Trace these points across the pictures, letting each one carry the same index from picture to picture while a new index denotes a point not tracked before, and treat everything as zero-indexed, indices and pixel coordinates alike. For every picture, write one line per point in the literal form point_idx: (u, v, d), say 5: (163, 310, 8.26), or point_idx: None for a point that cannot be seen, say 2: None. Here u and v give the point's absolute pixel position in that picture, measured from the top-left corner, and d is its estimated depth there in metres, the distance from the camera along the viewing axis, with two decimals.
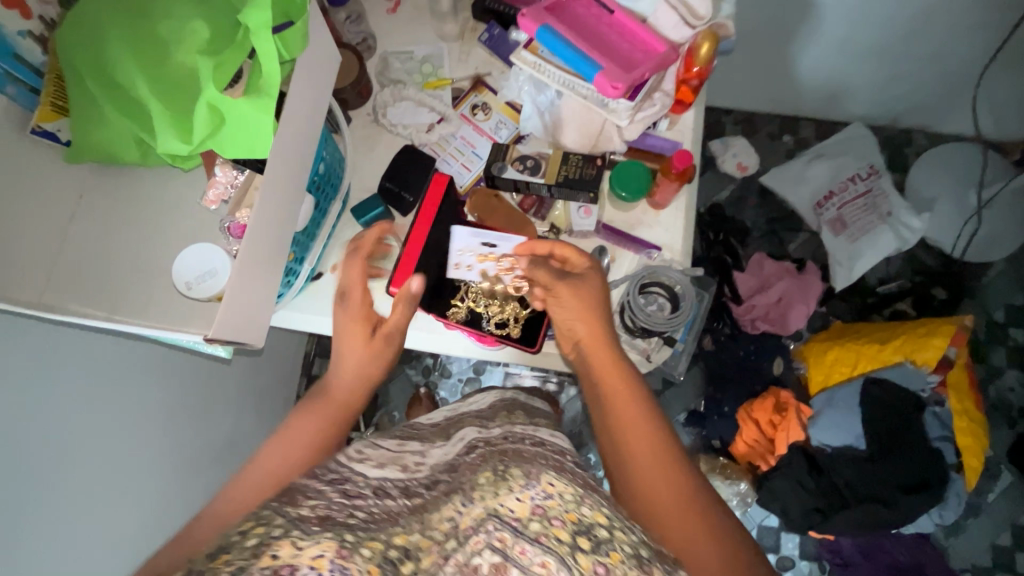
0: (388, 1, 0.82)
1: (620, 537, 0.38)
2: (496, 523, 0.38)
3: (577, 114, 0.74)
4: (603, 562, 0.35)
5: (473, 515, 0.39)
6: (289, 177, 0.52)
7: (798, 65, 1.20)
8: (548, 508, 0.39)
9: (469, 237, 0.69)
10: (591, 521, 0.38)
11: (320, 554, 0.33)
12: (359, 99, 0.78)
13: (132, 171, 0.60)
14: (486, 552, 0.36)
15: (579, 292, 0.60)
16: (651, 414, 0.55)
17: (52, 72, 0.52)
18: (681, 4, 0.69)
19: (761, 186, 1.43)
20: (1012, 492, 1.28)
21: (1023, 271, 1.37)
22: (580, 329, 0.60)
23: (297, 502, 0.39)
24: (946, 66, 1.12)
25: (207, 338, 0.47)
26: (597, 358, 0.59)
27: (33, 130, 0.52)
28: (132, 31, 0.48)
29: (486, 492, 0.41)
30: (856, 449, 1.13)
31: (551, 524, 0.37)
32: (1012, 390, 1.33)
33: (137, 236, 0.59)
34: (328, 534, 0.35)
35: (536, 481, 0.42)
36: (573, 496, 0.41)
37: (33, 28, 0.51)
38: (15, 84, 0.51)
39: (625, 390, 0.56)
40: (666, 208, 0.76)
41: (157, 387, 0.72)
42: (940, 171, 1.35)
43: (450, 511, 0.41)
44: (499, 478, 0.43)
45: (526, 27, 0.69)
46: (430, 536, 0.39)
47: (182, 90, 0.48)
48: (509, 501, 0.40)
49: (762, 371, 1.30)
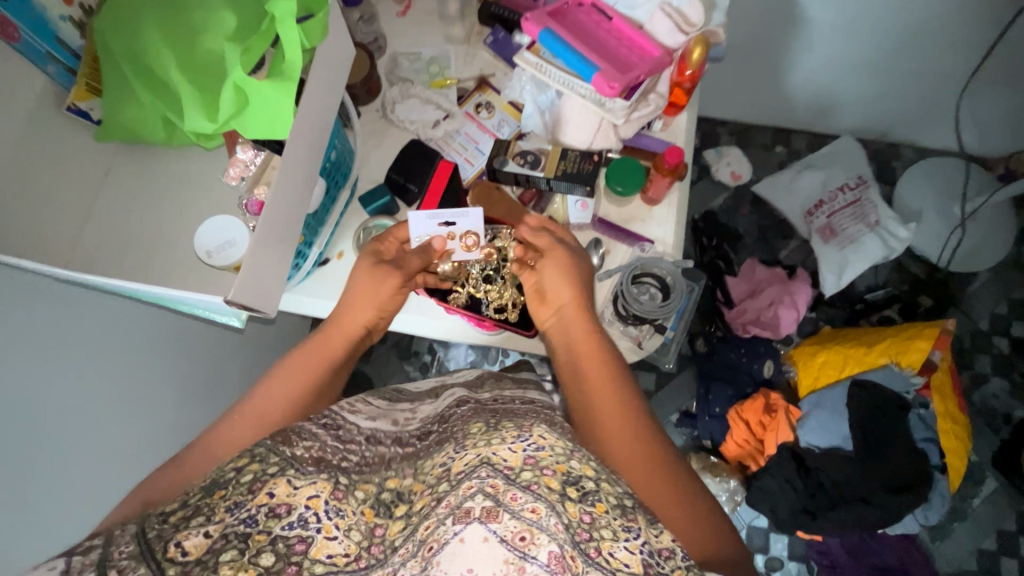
0: (399, 5, 0.87)
1: (607, 488, 0.44)
2: (488, 470, 0.43)
3: (576, 112, 0.78)
4: (589, 511, 0.42)
5: (465, 460, 0.46)
6: (308, 156, 0.56)
7: (788, 79, 1.25)
8: (539, 459, 0.44)
9: (425, 220, 0.70)
10: (580, 473, 0.44)
11: (314, 495, 0.43)
12: (369, 96, 0.82)
13: (152, 154, 0.65)
14: (479, 497, 0.41)
15: (568, 271, 0.67)
16: (628, 384, 0.62)
17: (88, 55, 0.58)
18: (676, 13, 0.75)
19: (754, 195, 1.47)
20: (996, 497, 1.30)
21: (1006, 281, 1.41)
22: (566, 304, 0.66)
23: (291, 440, 0.47)
24: (929, 82, 1.17)
25: (228, 302, 0.51)
26: (578, 332, 0.65)
27: (69, 108, 0.58)
28: (169, 19, 0.54)
29: (479, 441, 0.47)
30: (842, 450, 1.15)
31: (542, 474, 0.43)
32: (996, 397, 1.36)
33: (151, 213, 0.63)
34: (323, 475, 0.45)
35: (528, 433, 0.47)
36: (564, 449, 0.46)
37: (73, 13, 0.56)
38: (55, 64, 0.57)
39: (602, 364, 0.63)
40: (659, 204, 0.80)
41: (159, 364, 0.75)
42: (926, 184, 1.40)
43: (441, 454, 0.49)
44: (492, 429, 0.49)
45: (529, 30, 0.74)
46: (419, 480, 0.48)
47: (211, 72, 0.55)
48: (502, 451, 0.45)
49: (753, 373, 1.32)
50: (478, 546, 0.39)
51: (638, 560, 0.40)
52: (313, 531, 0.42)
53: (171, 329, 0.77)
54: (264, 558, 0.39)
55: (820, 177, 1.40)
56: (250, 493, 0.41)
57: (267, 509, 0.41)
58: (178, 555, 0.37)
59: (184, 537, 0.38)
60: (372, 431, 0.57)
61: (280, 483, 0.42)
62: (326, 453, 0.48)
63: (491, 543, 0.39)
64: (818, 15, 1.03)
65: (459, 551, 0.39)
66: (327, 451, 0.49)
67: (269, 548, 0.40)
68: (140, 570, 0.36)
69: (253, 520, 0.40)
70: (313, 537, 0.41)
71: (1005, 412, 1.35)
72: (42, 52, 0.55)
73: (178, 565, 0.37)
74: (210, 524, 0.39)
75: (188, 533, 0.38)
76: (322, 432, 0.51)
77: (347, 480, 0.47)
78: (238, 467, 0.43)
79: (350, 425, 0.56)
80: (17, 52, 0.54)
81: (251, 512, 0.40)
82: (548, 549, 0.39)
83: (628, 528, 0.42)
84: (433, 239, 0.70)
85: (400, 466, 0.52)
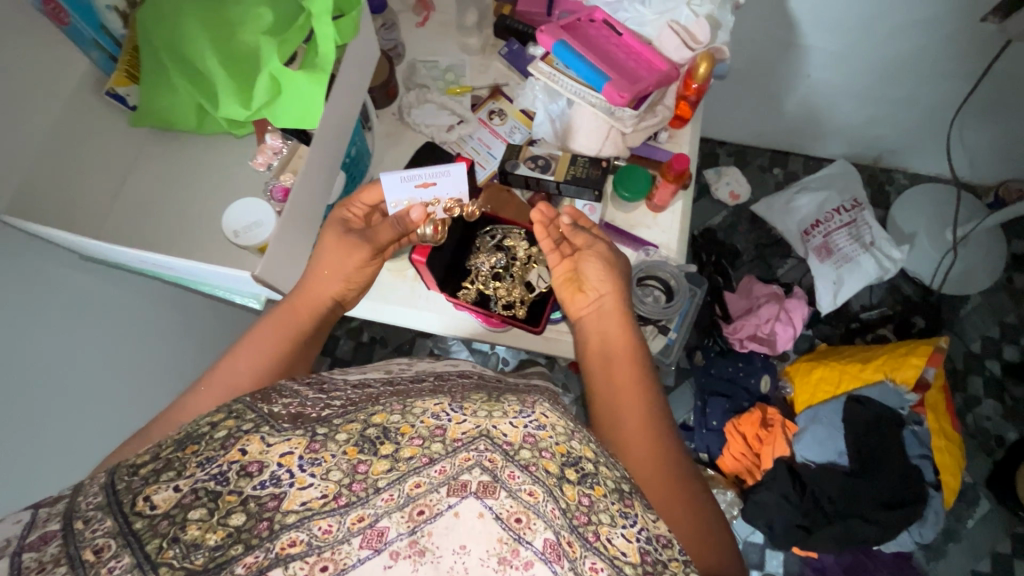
0: (418, 16, 0.91)
1: (605, 472, 0.44)
2: (486, 444, 0.41)
3: (586, 120, 0.81)
4: (587, 493, 0.42)
5: (462, 427, 0.42)
6: (333, 149, 0.63)
7: (784, 104, 1.30)
8: (539, 439, 0.43)
9: (400, 182, 0.61)
10: (579, 454, 0.44)
11: (288, 452, 0.39)
12: (386, 100, 0.85)
13: (184, 142, 0.74)
14: (476, 471, 0.39)
15: (609, 257, 0.68)
16: (657, 385, 0.63)
17: (129, 44, 0.66)
18: (683, 31, 0.79)
19: (751, 214, 1.51)
20: (989, 519, 1.31)
21: (996, 306, 1.44)
22: (604, 291, 0.67)
23: (270, 398, 0.46)
24: (920, 110, 1.21)
25: (255, 278, 0.58)
26: (610, 323, 0.66)
27: (108, 92, 0.66)
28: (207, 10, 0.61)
29: (479, 410, 0.45)
30: (838, 465, 1.16)
31: (541, 455, 0.42)
32: (989, 420, 1.37)
33: (183, 197, 0.72)
34: (299, 431, 0.41)
35: (531, 410, 0.47)
36: (565, 429, 0.46)
37: (117, 4, 0.65)
38: (99, 51, 0.66)
39: (635, 359, 0.63)
40: (664, 211, 0.83)
41: (122, 332, 0.80)
42: (918, 208, 1.44)
43: (432, 405, 0.46)
44: (494, 401, 0.48)
45: (544, 42, 0.78)
46: (409, 422, 0.43)
47: (247, 62, 0.62)
48: (503, 426, 0.43)
49: (750, 388, 1.30)
50: (472, 522, 0.37)
51: (635, 548, 0.40)
52: (286, 486, 0.37)
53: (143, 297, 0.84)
54: (235, 518, 0.35)
55: (816, 199, 1.43)
56: (223, 449, 0.38)
57: (239, 466, 0.37)
58: (146, 508, 0.34)
59: (154, 492, 0.35)
60: (362, 379, 0.57)
61: (253, 440, 0.39)
62: (305, 409, 0.45)
63: (486, 520, 0.37)
64: (812, 42, 1.08)
65: (453, 525, 0.37)
66: (307, 405, 0.46)
67: (240, 509, 0.35)
68: (106, 524, 0.33)
69: (224, 477, 0.36)
70: (286, 492, 0.36)
71: (997, 435, 1.36)
72: (88, 38, 0.64)
73: (145, 518, 0.34)
74: (180, 478, 0.36)
75: (158, 488, 0.35)
76: (304, 388, 0.50)
77: (326, 429, 0.42)
78: (212, 423, 0.40)
79: (340, 381, 0.55)
80: (65, 37, 0.63)
81: (221, 468, 0.37)
82: (544, 536, 0.37)
83: (625, 514, 0.42)
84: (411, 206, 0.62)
85: (388, 402, 0.47)
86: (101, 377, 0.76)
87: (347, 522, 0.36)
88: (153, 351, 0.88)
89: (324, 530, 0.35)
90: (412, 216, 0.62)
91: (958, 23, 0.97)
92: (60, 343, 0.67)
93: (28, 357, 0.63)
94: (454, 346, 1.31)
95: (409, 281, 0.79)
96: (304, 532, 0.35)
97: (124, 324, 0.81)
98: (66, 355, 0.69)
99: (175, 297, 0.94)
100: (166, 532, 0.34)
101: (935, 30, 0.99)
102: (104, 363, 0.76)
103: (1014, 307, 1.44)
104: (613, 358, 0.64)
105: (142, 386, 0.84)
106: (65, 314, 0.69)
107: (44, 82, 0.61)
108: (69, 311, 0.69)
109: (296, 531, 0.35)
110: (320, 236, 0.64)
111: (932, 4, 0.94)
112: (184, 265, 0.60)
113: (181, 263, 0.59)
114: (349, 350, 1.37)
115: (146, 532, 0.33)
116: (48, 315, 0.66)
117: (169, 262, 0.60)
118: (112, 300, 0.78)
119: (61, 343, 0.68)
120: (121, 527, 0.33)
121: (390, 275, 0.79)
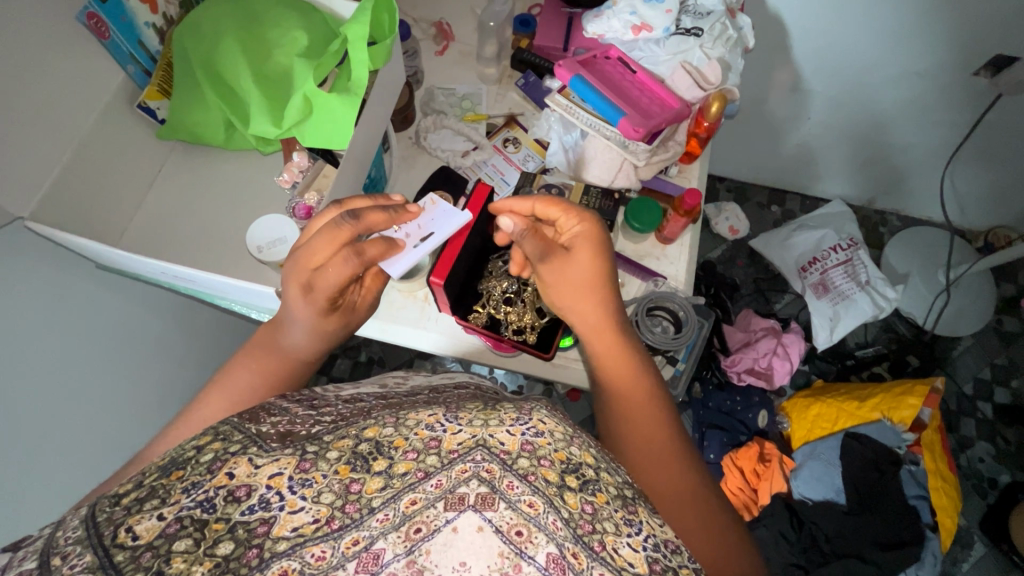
0: (438, 45, 0.93)
1: (607, 478, 0.40)
2: (483, 453, 0.37)
3: (599, 153, 0.84)
4: (590, 501, 0.37)
5: (458, 437, 0.38)
6: (358, 169, 0.66)
7: (782, 144, 1.34)
8: (538, 447, 0.38)
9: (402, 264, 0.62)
10: (579, 461, 0.39)
11: (278, 473, 0.35)
12: (404, 124, 0.88)
13: (211, 162, 0.79)
14: (473, 483, 0.35)
15: (563, 274, 0.62)
16: (659, 401, 0.62)
17: (164, 60, 0.71)
18: (695, 71, 0.82)
19: (750, 248, 1.54)
20: (984, 562, 1.30)
21: (986, 348, 1.46)
22: (574, 315, 0.64)
23: (259, 418, 0.42)
24: (915, 154, 1.25)
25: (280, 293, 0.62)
26: (595, 344, 0.64)
27: (140, 105, 0.71)
28: (246, 35, 0.69)
29: (476, 418, 0.40)
30: (835, 503, 1.14)
31: (540, 464, 0.37)
32: (982, 461, 1.38)
33: (207, 211, 0.76)
34: (288, 450, 0.38)
35: (527, 415, 0.41)
36: (564, 434, 0.40)
37: (155, 21, 0.70)
38: (135, 65, 0.70)
39: (629, 377, 0.62)
40: (672, 244, 0.85)
41: (120, 348, 0.78)
42: (911, 250, 1.48)
43: (427, 415, 0.41)
44: (491, 408, 0.43)
45: (562, 75, 0.81)
46: (403, 434, 0.39)
47: (280, 82, 0.69)
48: (500, 434, 0.38)
49: (747, 422, 1.29)
50: (471, 536, 0.33)
51: (642, 558, 0.36)
52: (276, 510, 0.34)
53: (137, 311, 0.82)
54: (222, 548, 0.32)
55: (813, 236, 1.44)
56: (209, 473, 0.35)
57: (225, 491, 0.34)
58: (128, 539, 0.31)
59: (135, 521, 0.32)
60: (355, 395, 0.55)
61: (241, 462, 0.36)
62: (295, 427, 0.42)
63: (486, 534, 0.33)
64: (812, 86, 1.12)
65: (452, 541, 0.33)
66: (297, 423, 0.43)
67: (228, 537, 0.32)
68: (85, 559, 0.30)
69: (211, 504, 0.33)
70: (276, 516, 0.33)
71: (990, 477, 1.36)
72: (125, 53, 0.68)
73: (127, 550, 0.31)
74: (164, 506, 0.33)
75: (141, 517, 0.33)
76: (294, 406, 0.47)
77: (317, 446, 0.38)
78: (199, 446, 0.37)
79: (331, 397, 0.53)
80: (104, 49, 0.66)
81: (208, 494, 0.34)
82: (546, 550, 0.33)
83: (630, 521, 0.38)
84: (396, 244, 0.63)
85: (381, 415, 0.43)
86: (97, 388, 0.74)
87: (341, 546, 0.32)
88: (152, 363, 0.87)
89: (316, 557, 0.32)
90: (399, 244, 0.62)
91: (952, 76, 1.00)
92: (57, 351, 0.66)
93: (25, 366, 0.61)
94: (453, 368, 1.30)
95: (419, 303, 0.79)
96: (296, 560, 0.32)
97: (126, 335, 0.80)
98: (65, 363, 0.68)
99: (179, 309, 0.93)
100: (150, 565, 0.31)
101: (930, 81, 1.03)
102: (102, 374, 0.75)
103: (1005, 350, 1.46)
104: (609, 380, 0.63)
105: (132, 400, 0.82)
106: (67, 324, 0.68)
107: (69, 95, 0.62)
108: (71, 320, 0.68)
109: (287, 559, 0.31)
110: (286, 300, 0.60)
111: (928, 57, 0.98)
112: (215, 281, 0.62)
113: (211, 279, 0.61)
114: (347, 369, 1.35)
115: (128, 564, 0.30)
116: (49, 322, 0.65)
117: (189, 274, 0.61)
118: (115, 308, 0.77)
119: (63, 351, 0.67)
120: (102, 562, 0.30)
121: (400, 296, 0.80)
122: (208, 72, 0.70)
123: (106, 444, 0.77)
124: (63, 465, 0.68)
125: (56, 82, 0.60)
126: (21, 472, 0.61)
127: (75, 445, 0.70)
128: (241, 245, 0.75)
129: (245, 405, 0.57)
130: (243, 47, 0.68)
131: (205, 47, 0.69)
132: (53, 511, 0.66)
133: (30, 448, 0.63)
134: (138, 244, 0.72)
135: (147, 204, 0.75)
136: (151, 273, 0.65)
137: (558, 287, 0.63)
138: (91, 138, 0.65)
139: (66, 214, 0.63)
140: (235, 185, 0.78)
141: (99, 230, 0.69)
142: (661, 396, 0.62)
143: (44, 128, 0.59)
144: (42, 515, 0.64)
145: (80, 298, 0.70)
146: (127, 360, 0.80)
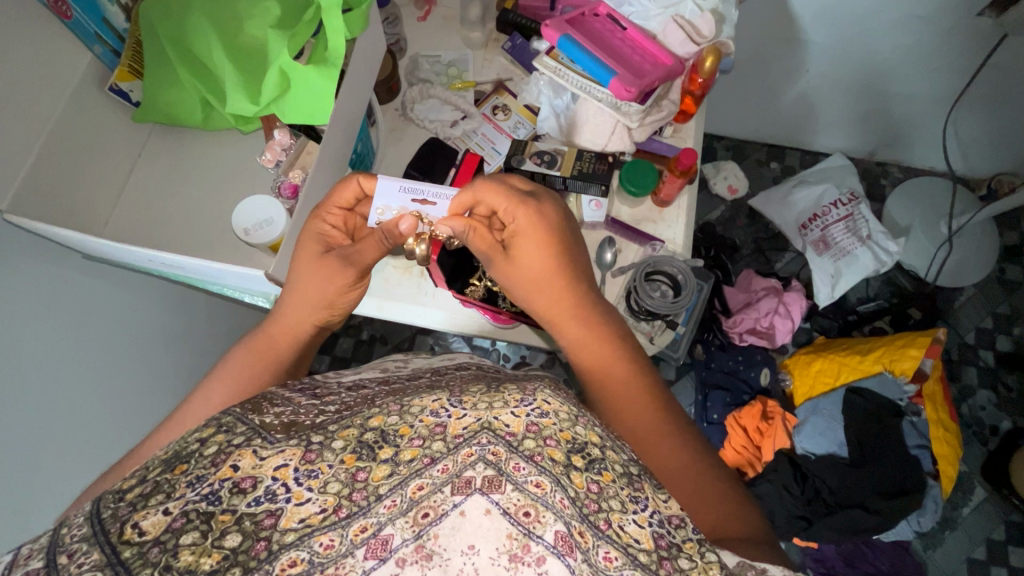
0: (419, 10, 0.90)
1: (612, 456, 0.40)
2: (489, 437, 0.36)
3: (591, 116, 0.81)
4: (596, 480, 0.37)
5: (462, 422, 0.37)
6: (341, 144, 0.65)
7: (780, 97, 1.30)
8: (543, 427, 0.38)
9: (398, 193, 0.60)
10: (585, 440, 0.39)
11: (284, 464, 0.36)
12: (389, 95, 0.85)
13: (194, 146, 0.78)
14: (479, 466, 0.35)
15: (520, 270, 0.58)
16: (648, 380, 0.60)
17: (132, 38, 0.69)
18: (687, 24, 0.78)
19: (750, 208, 1.52)
20: (985, 506, 1.32)
21: (990, 297, 1.46)
22: (540, 307, 0.60)
23: (262, 408, 0.42)
24: (917, 103, 1.22)
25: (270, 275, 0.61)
26: (572, 334, 0.60)
27: (111, 88, 0.68)
28: (216, 10, 0.66)
29: (479, 402, 0.40)
30: (837, 456, 1.16)
31: (546, 444, 0.37)
32: (984, 409, 1.39)
33: (193, 198, 0.75)
34: (294, 441, 0.38)
35: (531, 397, 0.40)
36: (569, 414, 0.40)
37: None
38: (102, 44, 0.67)
39: (613, 359, 0.60)
40: (669, 206, 0.83)
41: (114, 338, 0.78)
42: (912, 201, 1.46)
43: (431, 401, 0.41)
44: (495, 390, 0.42)
45: (549, 36, 0.76)
46: (408, 422, 0.39)
47: (256, 58, 0.67)
48: (504, 416, 0.38)
49: (749, 381, 1.30)
50: (478, 520, 0.32)
51: (648, 534, 0.36)
52: (283, 502, 0.34)
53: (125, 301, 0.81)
54: (230, 540, 0.32)
55: (813, 192, 1.41)
56: (213, 467, 0.35)
57: (231, 484, 0.34)
58: (134, 536, 0.31)
59: (142, 518, 0.32)
60: (356, 381, 0.55)
61: (245, 455, 0.36)
62: (299, 417, 0.42)
63: (494, 517, 0.33)
64: (809, 36, 1.08)
65: (460, 525, 0.32)
66: (301, 413, 0.43)
67: (235, 529, 0.32)
68: (92, 557, 0.30)
69: (216, 496, 0.33)
70: (283, 508, 0.33)
71: (992, 424, 1.38)
72: (90, 32, 0.65)
73: (134, 546, 0.31)
74: (170, 501, 0.33)
75: (147, 513, 0.33)
76: (297, 396, 0.47)
77: (322, 437, 0.38)
78: (202, 440, 0.37)
79: (333, 384, 0.52)
80: (67, 29, 0.63)
81: (213, 487, 0.34)
82: (554, 528, 0.33)
83: (636, 498, 0.38)
84: (404, 217, 0.58)
85: (385, 403, 0.42)
86: (92, 379, 0.74)
87: (349, 534, 0.32)
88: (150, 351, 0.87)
89: (325, 545, 0.32)
90: (400, 227, 0.58)
91: (954, 19, 0.96)
92: (50, 344, 0.66)
93: (22, 362, 0.62)
94: (455, 342, 1.32)
95: (415, 279, 0.79)
96: (304, 550, 0.32)
97: (118, 324, 0.79)
98: (59, 355, 0.68)
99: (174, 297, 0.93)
100: (157, 561, 0.31)
101: (933, 25, 0.99)
102: (98, 365, 0.75)
103: (1007, 298, 1.46)
104: (596, 369, 0.60)
105: (128, 390, 0.83)
106: (57, 317, 0.68)
107: (34, 77, 0.60)
108: (60, 313, 0.68)
109: (295, 550, 0.31)
110: (297, 253, 0.61)
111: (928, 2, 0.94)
112: (205, 266, 0.61)
113: (198, 264, 0.60)
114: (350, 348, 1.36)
115: (135, 560, 0.30)
116: (38, 316, 0.64)
117: (175, 260, 0.60)
118: (103, 297, 0.76)
119: (58, 344, 0.67)
120: (110, 559, 0.31)
121: (396, 272, 0.79)
122: (181, 50, 0.68)
123: (110, 435, 0.78)
124: (72, 454, 0.69)
125: (17, 70, 0.58)
126: (31, 465, 0.62)
127: (79, 435, 0.71)
128: (230, 229, 0.74)
129: (251, 391, 0.57)
130: (213, 21, 0.66)
131: (176, 23, 0.66)
132: (65, 499, 0.67)
133: (37, 441, 0.64)
134: (122, 233, 0.72)
135: (130, 193, 0.74)
136: (138, 261, 0.64)
137: (517, 285, 0.60)
138: (63, 127, 0.63)
139: (43, 205, 0.62)
140: (221, 168, 0.77)
141: (79, 218, 0.68)
142: (649, 372, 0.61)
143: (10, 115, 0.58)
144: (58, 502, 0.66)
145: (65, 288, 0.69)
146: (123, 350, 0.81)
